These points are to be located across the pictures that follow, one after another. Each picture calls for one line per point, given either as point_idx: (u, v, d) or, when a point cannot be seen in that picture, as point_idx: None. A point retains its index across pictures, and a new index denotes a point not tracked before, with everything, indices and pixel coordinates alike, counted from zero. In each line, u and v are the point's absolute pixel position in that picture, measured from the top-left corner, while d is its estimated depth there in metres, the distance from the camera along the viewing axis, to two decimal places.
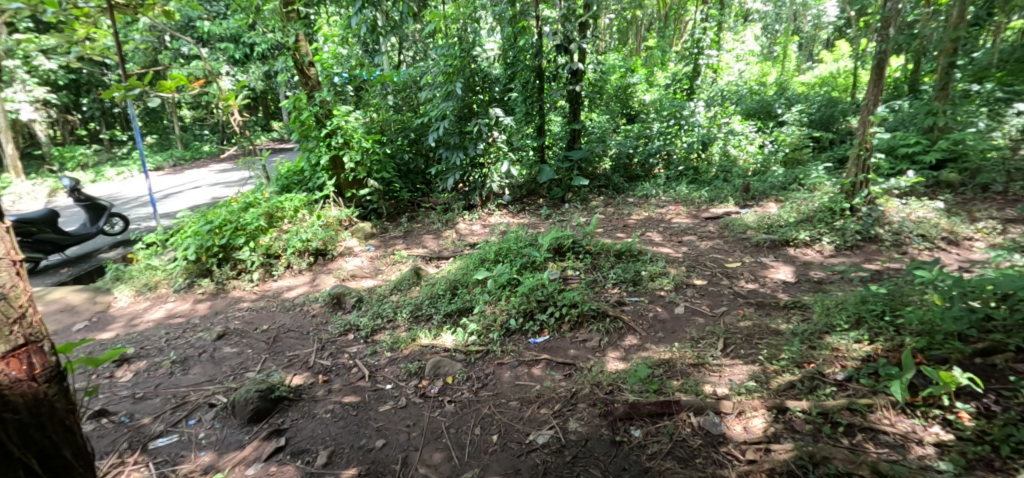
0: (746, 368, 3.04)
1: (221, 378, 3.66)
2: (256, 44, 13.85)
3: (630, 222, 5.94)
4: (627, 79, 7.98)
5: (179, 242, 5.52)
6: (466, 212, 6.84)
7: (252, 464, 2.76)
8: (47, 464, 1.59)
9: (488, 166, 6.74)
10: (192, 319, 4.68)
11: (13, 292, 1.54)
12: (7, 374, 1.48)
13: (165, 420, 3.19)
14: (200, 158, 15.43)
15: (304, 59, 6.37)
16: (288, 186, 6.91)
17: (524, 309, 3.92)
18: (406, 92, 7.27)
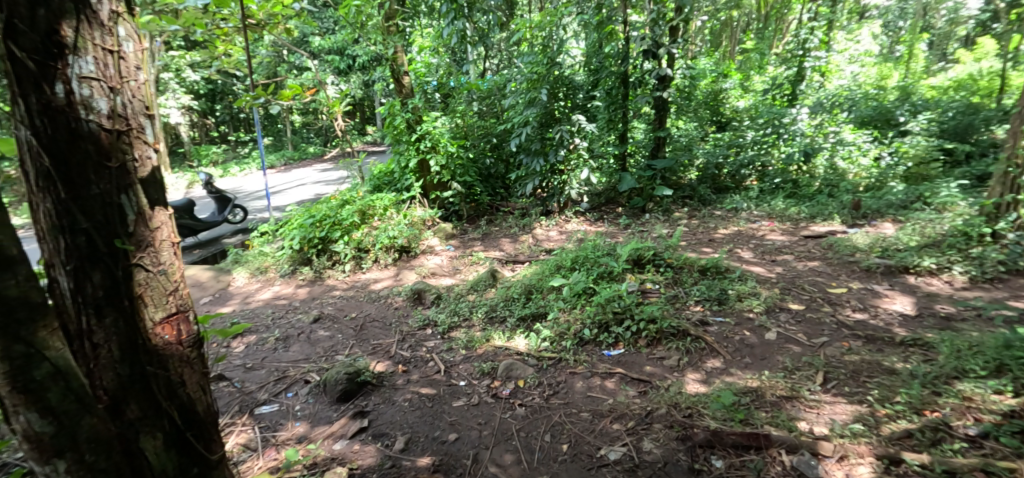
0: (851, 408, 2.69)
1: (316, 357, 3.84)
2: (358, 55, 14.77)
3: (717, 236, 5.59)
4: (720, 84, 7.69)
5: (286, 233, 5.94)
6: (544, 217, 6.77)
7: (338, 440, 2.85)
8: (185, 417, 1.83)
9: (567, 173, 6.68)
10: (293, 301, 5.00)
11: (171, 268, 1.76)
12: (162, 338, 1.73)
13: (269, 389, 3.41)
14: (307, 158, 16.68)
15: (400, 69, 6.72)
16: (380, 187, 7.10)
17: (599, 320, 3.76)
18: (490, 98, 7.23)
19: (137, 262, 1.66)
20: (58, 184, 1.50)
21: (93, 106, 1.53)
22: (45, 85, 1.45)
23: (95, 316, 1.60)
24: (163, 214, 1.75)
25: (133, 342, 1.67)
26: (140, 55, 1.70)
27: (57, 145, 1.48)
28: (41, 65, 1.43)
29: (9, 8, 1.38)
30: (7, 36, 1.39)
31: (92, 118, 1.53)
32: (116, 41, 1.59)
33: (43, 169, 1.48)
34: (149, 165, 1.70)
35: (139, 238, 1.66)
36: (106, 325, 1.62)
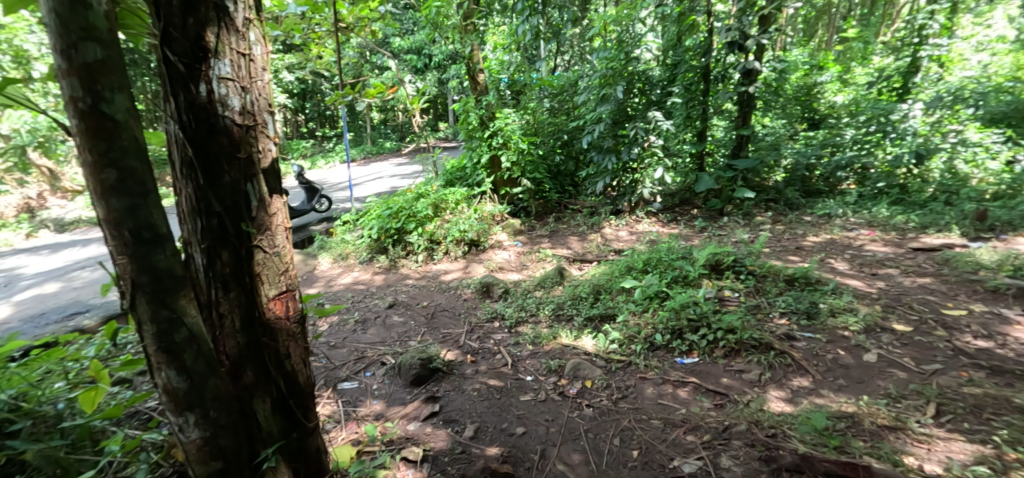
0: (970, 448, 2.38)
1: (391, 341, 3.95)
2: (434, 55, 15.11)
3: (806, 244, 5.17)
4: (814, 77, 7.11)
5: (365, 222, 6.18)
6: (613, 217, 6.59)
7: (412, 421, 2.91)
8: (287, 384, 2.07)
9: (640, 171, 6.45)
10: (371, 287, 5.18)
11: (284, 250, 1.99)
12: (273, 312, 1.97)
13: (350, 366, 3.54)
14: (384, 152, 17.35)
15: (476, 66, 6.84)
16: (452, 181, 7.17)
17: (672, 326, 3.58)
18: (563, 95, 7.12)
19: (257, 244, 1.90)
20: (198, 172, 1.76)
21: (228, 104, 1.77)
22: (192, 86, 1.71)
23: (222, 291, 1.86)
24: (279, 202, 1.97)
25: (251, 313, 1.93)
26: (266, 56, 1.90)
27: (198, 139, 1.74)
28: (190, 69, 1.70)
29: (168, 22, 1.66)
30: (166, 44, 1.67)
31: (228, 114, 1.78)
32: (248, 45, 1.81)
33: (188, 160, 1.75)
34: (268, 157, 1.93)
35: (259, 223, 1.90)
36: (231, 298, 1.88)
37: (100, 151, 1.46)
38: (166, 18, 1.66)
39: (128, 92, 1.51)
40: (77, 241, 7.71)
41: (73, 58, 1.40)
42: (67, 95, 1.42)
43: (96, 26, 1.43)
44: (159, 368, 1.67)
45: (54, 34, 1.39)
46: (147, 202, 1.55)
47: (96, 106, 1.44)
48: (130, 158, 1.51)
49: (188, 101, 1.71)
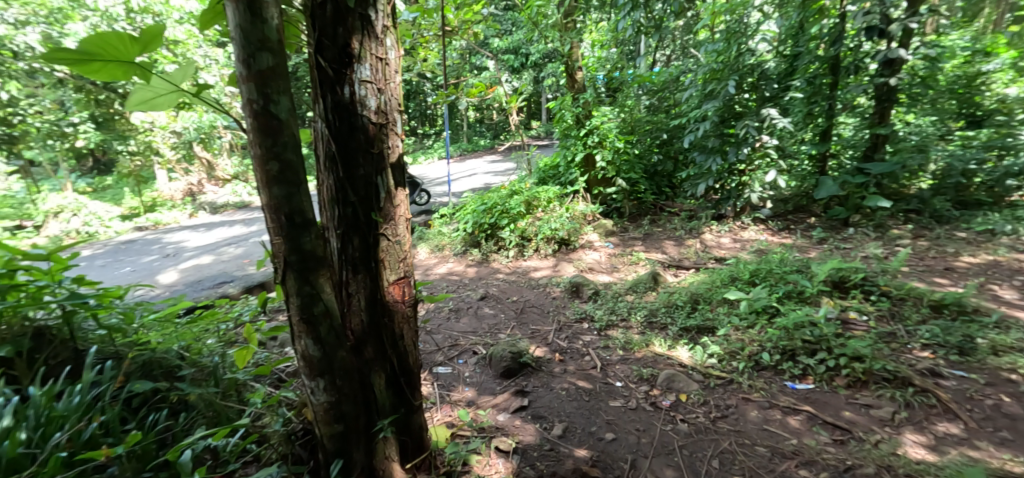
0: None
1: (483, 332, 3.78)
2: (532, 54, 15.12)
3: (957, 266, 4.42)
4: (978, 64, 5.67)
5: (461, 216, 6.25)
6: (715, 222, 6.13)
7: (502, 412, 2.83)
8: (400, 362, 2.30)
9: (749, 174, 6.04)
10: (463, 278, 5.10)
11: (404, 238, 2.23)
12: (392, 294, 2.23)
13: (444, 352, 3.46)
14: (479, 149, 17.72)
15: (575, 64, 6.68)
16: (545, 179, 7.06)
17: (783, 346, 3.20)
18: (663, 92, 6.74)
19: (382, 231, 2.16)
20: (339, 165, 2.07)
21: (366, 104, 2.06)
22: (339, 89, 2.02)
23: (351, 272, 2.15)
24: (402, 195, 2.22)
25: (374, 293, 2.19)
26: (398, 64, 2.16)
27: (341, 137, 2.05)
28: (338, 73, 2.00)
29: (324, 34, 1.98)
30: (320, 52, 1.98)
31: (365, 114, 2.07)
32: (385, 52, 2.07)
33: (331, 154, 2.07)
34: (395, 155, 2.19)
35: (385, 213, 2.16)
36: (359, 278, 2.16)
37: (267, 146, 1.73)
38: (321, 30, 1.97)
39: (289, 95, 1.77)
40: (222, 221, 8.63)
41: (251, 64, 1.66)
42: (243, 97, 1.69)
43: (267, 36, 1.67)
44: (301, 336, 1.92)
45: (237, 43, 1.65)
46: (299, 190, 1.82)
47: (267, 107, 1.70)
48: (289, 149, 1.77)
49: (335, 102, 2.03)
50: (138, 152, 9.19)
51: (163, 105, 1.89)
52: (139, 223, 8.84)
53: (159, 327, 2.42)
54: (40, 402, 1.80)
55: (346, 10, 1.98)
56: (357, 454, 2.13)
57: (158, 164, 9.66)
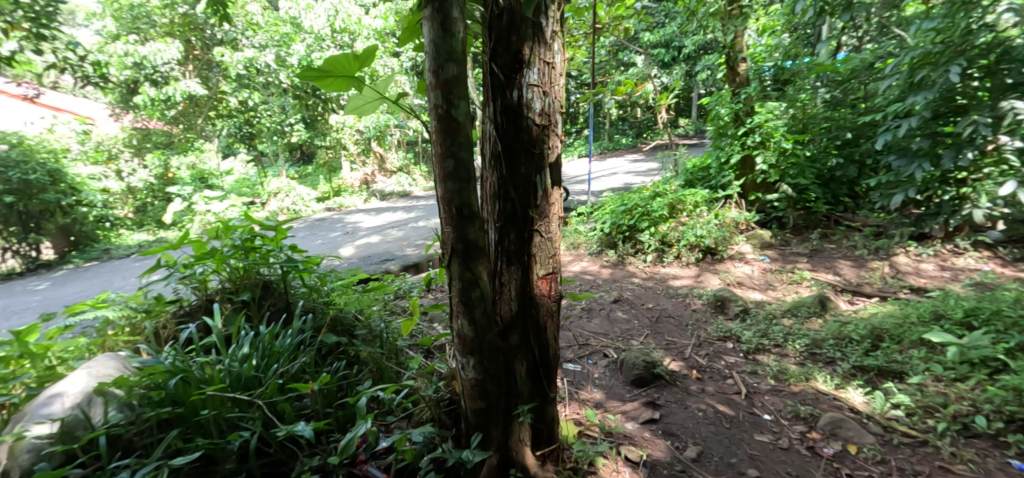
0: None
1: (614, 335, 3.35)
2: (686, 46, 13.89)
3: None
4: None
5: (599, 216, 5.56)
6: (913, 242, 4.57)
7: (630, 421, 2.62)
8: (543, 355, 2.36)
9: (970, 186, 4.20)
10: (596, 278, 4.51)
11: (555, 235, 2.31)
12: (540, 288, 2.30)
13: (573, 349, 3.10)
14: (620, 149, 16.79)
15: (738, 55, 5.39)
16: (692, 182, 6.02)
17: (1009, 412, 2.44)
18: (850, 83, 4.74)
19: (536, 227, 2.27)
20: (503, 164, 2.23)
21: (531, 106, 2.20)
22: (509, 93, 2.19)
23: (506, 263, 2.29)
24: (555, 194, 2.31)
25: (524, 285, 2.30)
26: (562, 65, 2.26)
27: (506, 137, 2.22)
28: (508, 78, 2.18)
29: (497, 43, 2.16)
30: (493, 60, 2.17)
31: (530, 116, 2.21)
32: (551, 55, 2.20)
33: (497, 153, 2.24)
34: (553, 154, 2.28)
35: (540, 210, 2.27)
36: (512, 269, 2.29)
37: (446, 145, 2.09)
38: (496, 40, 2.16)
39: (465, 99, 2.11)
40: (387, 207, 9.22)
41: (440, 73, 2.05)
42: (433, 103, 2.09)
43: (454, 48, 2.04)
44: (458, 315, 2.18)
45: (431, 57, 2.05)
46: (470, 184, 2.13)
47: (449, 113, 2.07)
48: (462, 149, 2.10)
49: (504, 105, 2.20)
50: (331, 147, 9.90)
51: (369, 111, 2.25)
52: (327, 204, 9.68)
53: (344, 289, 2.66)
54: (262, 340, 2.17)
55: (520, 21, 2.15)
56: (495, 434, 2.25)
57: (344, 156, 10.41)
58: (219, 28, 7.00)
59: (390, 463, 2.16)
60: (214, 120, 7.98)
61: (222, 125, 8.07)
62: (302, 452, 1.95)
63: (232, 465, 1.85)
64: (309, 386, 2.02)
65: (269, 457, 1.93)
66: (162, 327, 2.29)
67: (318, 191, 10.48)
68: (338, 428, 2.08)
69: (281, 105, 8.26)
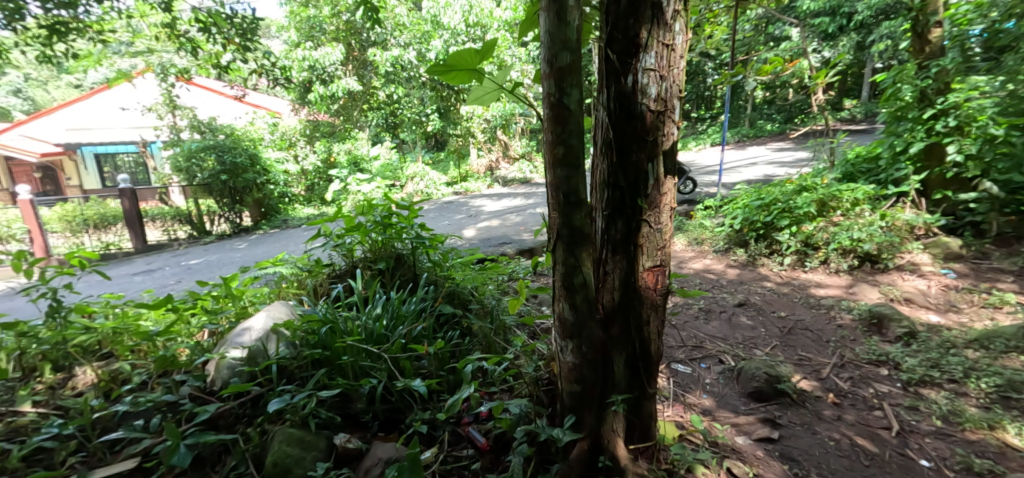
0: None
1: (734, 342, 3.06)
2: (858, 11, 11.29)
3: None
4: None
5: (728, 211, 5.02)
6: None
7: (740, 436, 2.34)
8: (644, 352, 2.23)
9: None
10: (720, 279, 4.09)
11: (667, 228, 2.14)
12: (645, 281, 2.16)
13: (684, 350, 2.95)
14: (763, 135, 14.11)
15: (931, 20, 4.38)
16: (852, 175, 4.92)
17: None
18: None
19: (645, 218, 2.13)
20: (614, 151, 2.13)
21: (646, 92, 2.06)
22: (623, 78, 2.08)
23: (610, 252, 2.21)
24: (669, 184, 2.13)
25: (628, 277, 2.19)
26: (685, 45, 2.05)
27: (619, 124, 2.11)
28: (623, 64, 2.07)
29: (615, 28, 2.06)
30: (610, 45, 2.08)
31: (645, 102, 2.07)
32: (671, 36, 2.02)
33: (608, 141, 2.15)
34: (669, 141, 2.11)
35: (650, 199, 2.12)
36: (616, 261, 2.21)
37: (557, 132, 2.05)
38: (614, 25, 2.07)
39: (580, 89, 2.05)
40: (509, 193, 9.62)
41: (554, 62, 2.00)
42: (546, 92, 2.05)
43: (569, 37, 1.97)
44: (559, 300, 2.16)
45: (546, 46, 2.02)
46: (579, 172, 2.08)
47: (561, 100, 2.02)
48: (572, 136, 2.06)
49: (618, 92, 2.09)
50: (461, 135, 10.91)
51: (487, 101, 2.34)
52: (455, 189, 10.61)
53: (462, 266, 2.92)
54: (392, 302, 2.48)
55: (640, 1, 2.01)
56: (588, 419, 2.20)
57: (472, 144, 11.44)
58: (373, 31, 8.75)
59: (488, 429, 2.27)
60: (368, 111, 9.71)
61: (373, 116, 9.70)
62: (418, 406, 2.18)
63: (363, 405, 2.16)
64: (425, 348, 2.25)
65: (390, 405, 2.20)
66: (319, 285, 2.74)
67: (446, 176, 11.28)
68: (448, 389, 2.27)
69: (421, 98, 9.70)
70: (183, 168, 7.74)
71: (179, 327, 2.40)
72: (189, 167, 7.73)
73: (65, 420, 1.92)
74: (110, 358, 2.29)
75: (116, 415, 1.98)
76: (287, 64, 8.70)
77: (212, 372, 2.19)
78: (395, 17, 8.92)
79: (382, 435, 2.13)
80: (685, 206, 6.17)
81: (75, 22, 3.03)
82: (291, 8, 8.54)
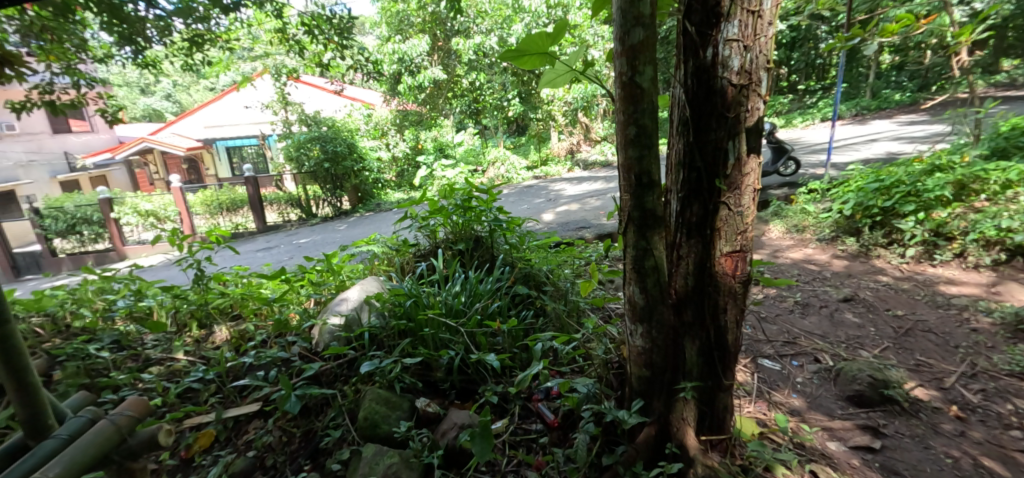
0: None
1: (835, 340, 2.77)
2: None
3: None
4: None
5: (838, 195, 4.50)
6: None
7: (833, 441, 2.07)
8: (720, 349, 1.91)
9: None
10: (825, 271, 3.69)
11: (750, 211, 1.80)
12: (721, 268, 1.83)
13: (775, 345, 2.71)
14: (890, 106, 11.85)
15: None
16: (1004, 151, 4.17)
17: None
18: None
19: (723, 200, 1.79)
20: (689, 128, 1.80)
21: (727, 65, 1.70)
22: (701, 52, 1.74)
23: (685, 236, 1.88)
24: (753, 162, 1.77)
25: (703, 264, 1.86)
26: (773, 11, 1.67)
27: (697, 100, 1.77)
28: (701, 35, 1.73)
29: None
30: (686, 16, 1.75)
31: (726, 75, 1.72)
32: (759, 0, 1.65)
33: (684, 119, 1.82)
34: (756, 115, 1.74)
35: (730, 180, 1.78)
36: (691, 245, 1.87)
37: (628, 112, 1.80)
38: None
39: (654, 66, 1.78)
40: (588, 177, 9.44)
41: (625, 40, 1.75)
42: (616, 71, 1.80)
43: (642, 13, 1.71)
44: (630, 282, 1.96)
45: (618, 23, 1.77)
46: (652, 152, 1.82)
47: (632, 79, 1.76)
48: (647, 115, 1.80)
49: (695, 66, 1.75)
50: (543, 119, 10.97)
51: (561, 84, 2.33)
52: (536, 173, 10.42)
53: (539, 249, 3.03)
54: (471, 281, 2.65)
55: None
56: (658, 403, 2.00)
57: (552, 127, 11.30)
58: (456, 20, 9.31)
59: (558, 406, 2.22)
60: (452, 99, 10.32)
61: (457, 103, 10.39)
62: (491, 378, 2.28)
63: (442, 374, 2.33)
64: (499, 325, 2.37)
65: (465, 376, 2.34)
66: (406, 263, 3.07)
67: (527, 160, 11.17)
68: (520, 365, 2.35)
69: (502, 82, 10.15)
70: (293, 158, 9.03)
71: (292, 296, 2.83)
72: (298, 156, 8.98)
73: (207, 367, 2.38)
74: (239, 319, 2.81)
75: (244, 366, 2.41)
76: (379, 58, 9.62)
77: (316, 335, 2.53)
78: (478, 6, 9.41)
79: (458, 403, 2.28)
80: (784, 190, 5.61)
81: (210, 34, 3.69)
82: (384, 4, 9.48)
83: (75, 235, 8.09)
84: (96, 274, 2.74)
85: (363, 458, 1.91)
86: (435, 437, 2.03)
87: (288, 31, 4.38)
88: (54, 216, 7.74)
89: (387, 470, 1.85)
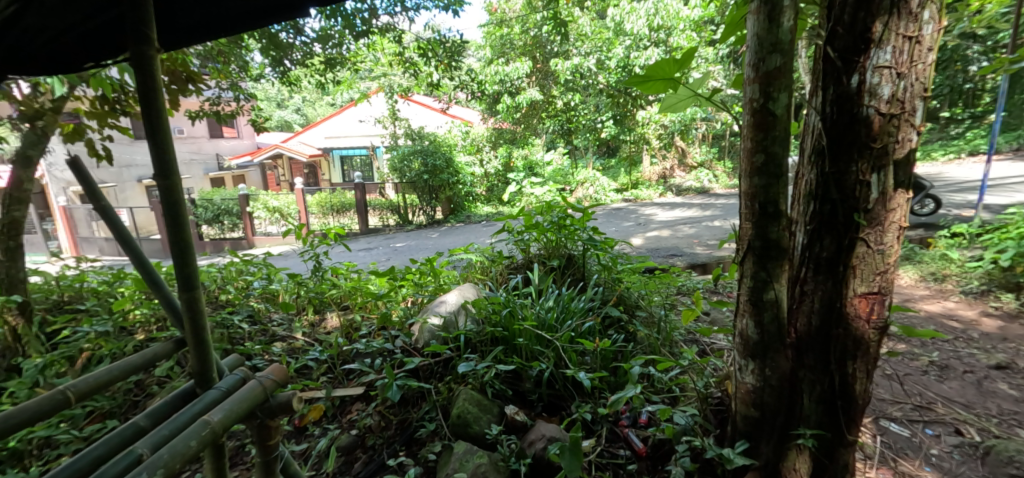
0: None
1: (983, 413, 2.35)
2: None
3: None
4: None
5: (993, 243, 3.91)
6: None
7: None
8: (842, 401, 1.62)
9: None
10: (973, 329, 3.19)
11: (894, 251, 1.52)
12: (851, 309, 1.56)
13: (905, 409, 2.35)
14: None
15: None
16: None
17: None
18: None
19: (862, 236, 1.52)
20: (824, 157, 1.54)
21: (876, 93, 1.45)
22: (844, 78, 1.49)
23: (811, 272, 1.61)
24: (901, 196, 1.50)
25: (831, 305, 1.58)
26: (934, 37, 1.42)
27: (837, 128, 1.51)
28: (845, 61, 1.48)
29: (837, 20, 1.48)
30: (828, 41, 1.51)
31: (872, 104, 1.46)
32: (919, 26, 1.40)
33: (818, 148, 1.56)
34: (907, 147, 1.47)
35: (873, 215, 1.50)
36: (818, 282, 1.60)
37: (757, 139, 1.54)
38: (838, 13, 1.48)
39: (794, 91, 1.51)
40: (682, 203, 9.11)
41: (759, 67, 1.50)
42: (746, 97, 1.57)
43: (780, 38, 1.46)
44: (743, 314, 1.68)
45: (750, 49, 1.53)
46: (783, 181, 1.54)
47: (764, 105, 1.51)
48: (781, 144, 1.52)
49: (836, 94, 1.50)
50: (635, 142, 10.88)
51: (682, 108, 2.20)
52: (625, 195, 10.51)
53: (632, 273, 2.96)
54: (563, 298, 2.63)
55: None
56: (765, 447, 1.70)
57: (647, 151, 11.20)
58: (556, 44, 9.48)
59: (648, 435, 2.04)
60: (546, 119, 10.51)
61: (551, 123, 10.63)
62: (579, 396, 2.20)
63: (530, 386, 2.29)
64: (591, 344, 2.30)
65: (554, 391, 2.28)
66: (500, 274, 3.15)
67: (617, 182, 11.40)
68: (609, 388, 2.25)
69: (597, 102, 10.11)
70: (397, 168, 9.65)
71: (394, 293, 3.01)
72: (401, 167, 9.60)
73: (322, 348, 2.56)
74: (347, 310, 3.04)
75: (352, 353, 2.57)
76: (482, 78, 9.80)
77: (416, 332, 2.64)
78: (579, 29, 9.50)
79: (545, 416, 2.22)
80: (919, 232, 4.99)
81: (341, 58, 4.12)
82: (489, 29, 9.63)
83: (218, 224, 9.48)
84: (239, 257, 3.19)
85: (454, 454, 1.89)
86: (522, 444, 1.95)
87: (404, 54, 4.79)
88: (205, 206, 9.38)
89: (475, 469, 1.81)
